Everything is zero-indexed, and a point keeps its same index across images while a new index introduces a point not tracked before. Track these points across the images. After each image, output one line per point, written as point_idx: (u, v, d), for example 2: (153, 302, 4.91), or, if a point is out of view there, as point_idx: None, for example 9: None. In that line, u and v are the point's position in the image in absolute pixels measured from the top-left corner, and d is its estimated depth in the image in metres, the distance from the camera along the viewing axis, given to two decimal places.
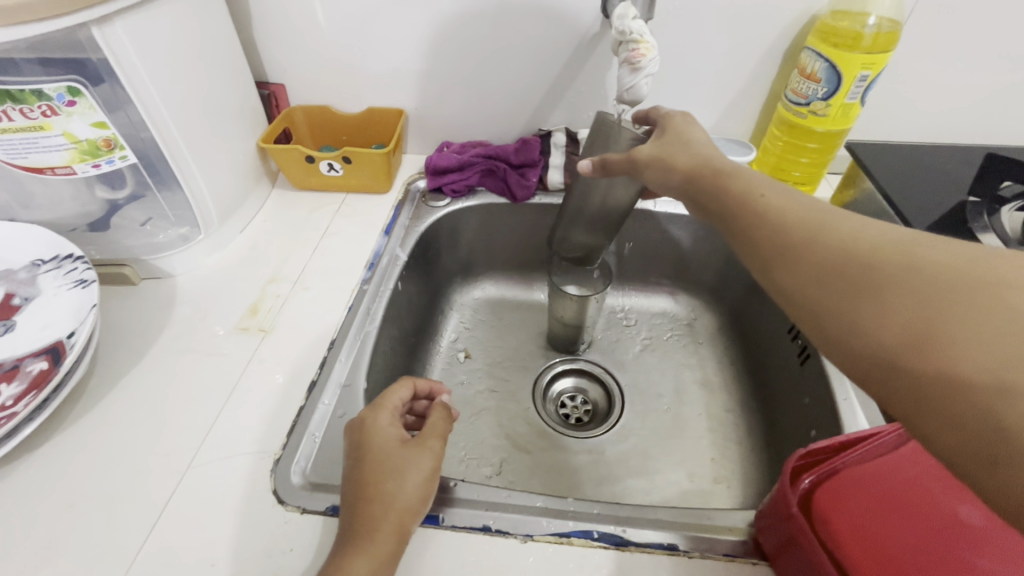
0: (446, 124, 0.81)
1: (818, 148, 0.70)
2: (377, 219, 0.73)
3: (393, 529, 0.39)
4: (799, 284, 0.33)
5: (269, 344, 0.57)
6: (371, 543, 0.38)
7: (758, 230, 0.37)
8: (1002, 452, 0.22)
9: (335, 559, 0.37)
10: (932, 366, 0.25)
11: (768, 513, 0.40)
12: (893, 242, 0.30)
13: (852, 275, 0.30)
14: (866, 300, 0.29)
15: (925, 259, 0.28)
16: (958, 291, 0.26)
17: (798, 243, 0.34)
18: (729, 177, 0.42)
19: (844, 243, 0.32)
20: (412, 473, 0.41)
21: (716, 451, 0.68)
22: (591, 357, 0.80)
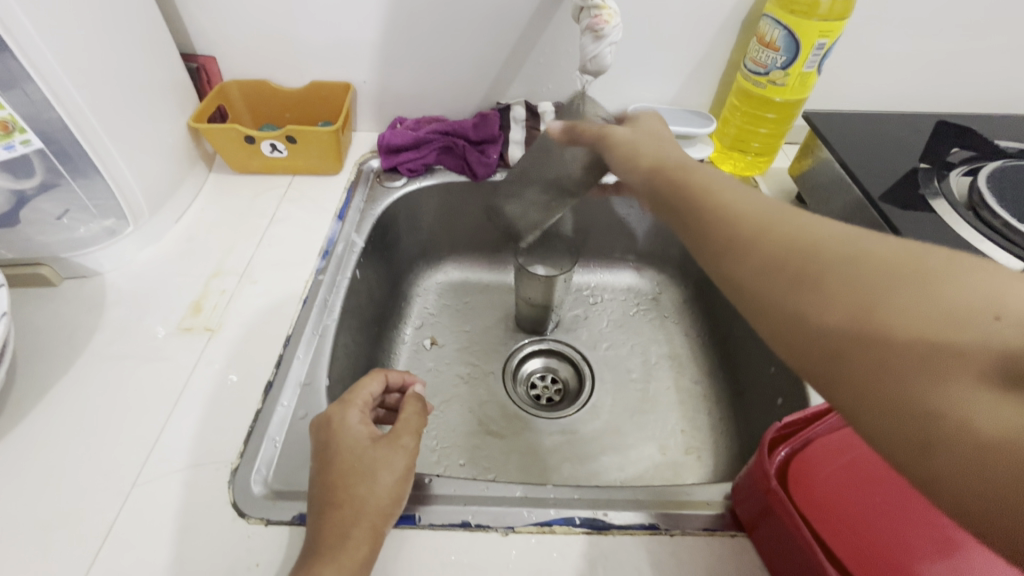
0: (398, 98, 0.76)
1: (776, 118, 0.70)
2: (328, 204, 0.69)
3: (362, 542, 0.36)
4: (744, 279, 0.32)
5: (217, 344, 0.52)
6: (340, 555, 0.35)
7: (704, 221, 0.36)
8: (933, 437, 0.22)
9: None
10: (871, 359, 0.25)
11: (746, 486, 0.41)
12: (832, 237, 0.30)
13: (794, 266, 0.30)
14: (805, 294, 0.29)
15: (862, 250, 0.28)
16: (892, 282, 0.26)
17: (738, 237, 0.34)
18: (681, 167, 0.41)
19: (782, 238, 0.32)
20: (384, 474, 0.39)
21: (686, 424, 0.69)
22: (558, 337, 0.79)
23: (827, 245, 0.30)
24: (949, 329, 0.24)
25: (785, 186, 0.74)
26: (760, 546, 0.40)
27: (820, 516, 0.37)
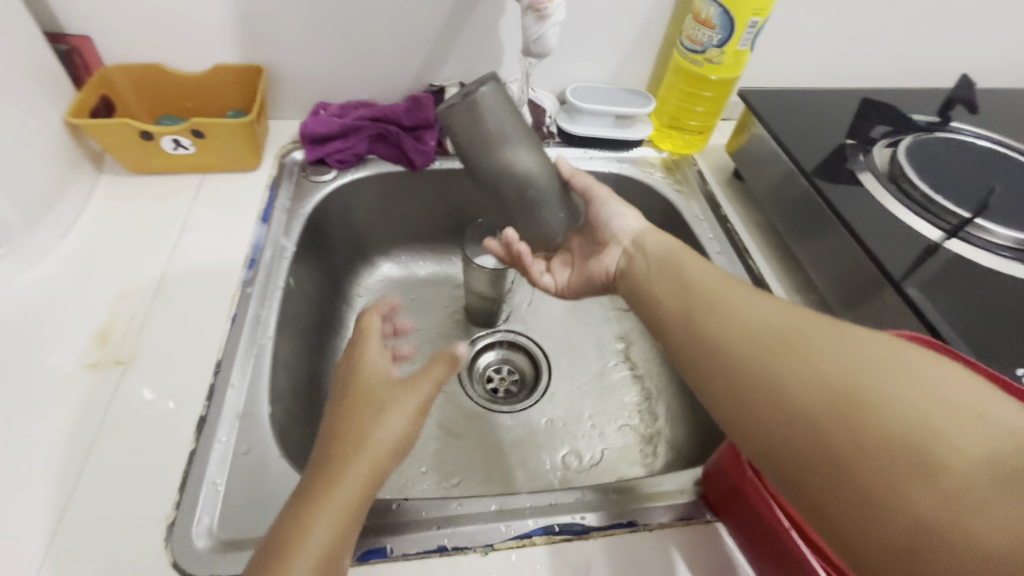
0: (318, 80, 0.69)
1: (711, 96, 0.71)
2: (249, 205, 0.61)
3: (361, 494, 0.34)
4: (730, 372, 0.36)
5: (133, 379, 0.46)
6: (335, 499, 0.34)
7: (693, 315, 0.40)
8: (918, 545, 0.26)
9: (289, 523, 0.33)
10: (848, 457, 0.29)
11: (714, 472, 0.42)
12: (807, 335, 0.33)
13: (775, 362, 0.33)
14: (784, 393, 0.32)
15: (830, 345, 0.32)
16: (858, 380, 0.30)
17: (723, 330, 0.37)
18: (671, 257, 0.46)
19: (761, 334, 0.35)
20: (395, 416, 0.37)
21: (642, 404, 0.70)
22: (512, 327, 0.77)
23: (802, 344, 0.33)
24: (920, 431, 0.27)
25: (722, 163, 0.76)
26: (733, 528, 0.41)
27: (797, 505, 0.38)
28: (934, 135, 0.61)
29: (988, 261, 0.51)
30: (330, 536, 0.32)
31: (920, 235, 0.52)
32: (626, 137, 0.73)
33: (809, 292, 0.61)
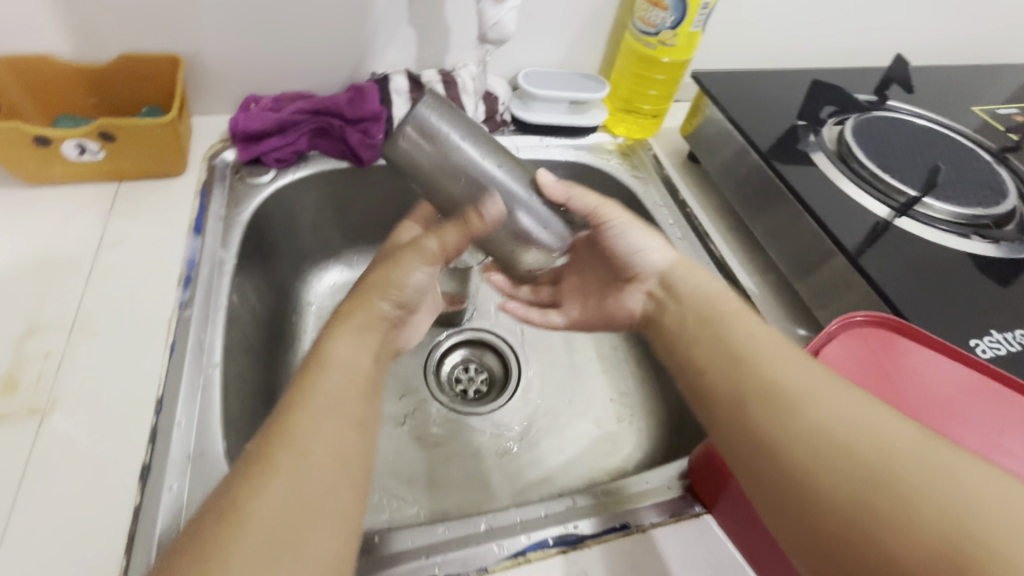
0: (245, 71, 0.62)
1: (664, 79, 0.70)
2: (177, 214, 0.55)
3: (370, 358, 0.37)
4: (812, 499, 0.32)
5: (54, 429, 0.40)
6: (307, 413, 0.32)
7: (760, 419, 0.35)
8: None
9: (304, 379, 0.34)
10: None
11: (700, 465, 0.42)
12: (894, 464, 0.31)
13: (867, 500, 0.30)
14: (878, 542, 0.29)
15: (932, 485, 0.29)
16: (970, 541, 0.27)
17: (799, 442, 0.33)
18: (720, 328, 0.41)
19: (841, 455, 0.32)
20: (416, 264, 0.40)
21: (614, 392, 0.69)
22: (477, 325, 0.75)
23: (888, 479, 0.30)
24: None
25: (677, 146, 0.76)
26: (723, 518, 0.41)
27: None
28: (874, 114, 0.63)
29: (937, 238, 0.53)
30: (349, 389, 0.34)
31: (869, 213, 0.54)
32: (582, 123, 0.71)
33: (770, 272, 0.62)
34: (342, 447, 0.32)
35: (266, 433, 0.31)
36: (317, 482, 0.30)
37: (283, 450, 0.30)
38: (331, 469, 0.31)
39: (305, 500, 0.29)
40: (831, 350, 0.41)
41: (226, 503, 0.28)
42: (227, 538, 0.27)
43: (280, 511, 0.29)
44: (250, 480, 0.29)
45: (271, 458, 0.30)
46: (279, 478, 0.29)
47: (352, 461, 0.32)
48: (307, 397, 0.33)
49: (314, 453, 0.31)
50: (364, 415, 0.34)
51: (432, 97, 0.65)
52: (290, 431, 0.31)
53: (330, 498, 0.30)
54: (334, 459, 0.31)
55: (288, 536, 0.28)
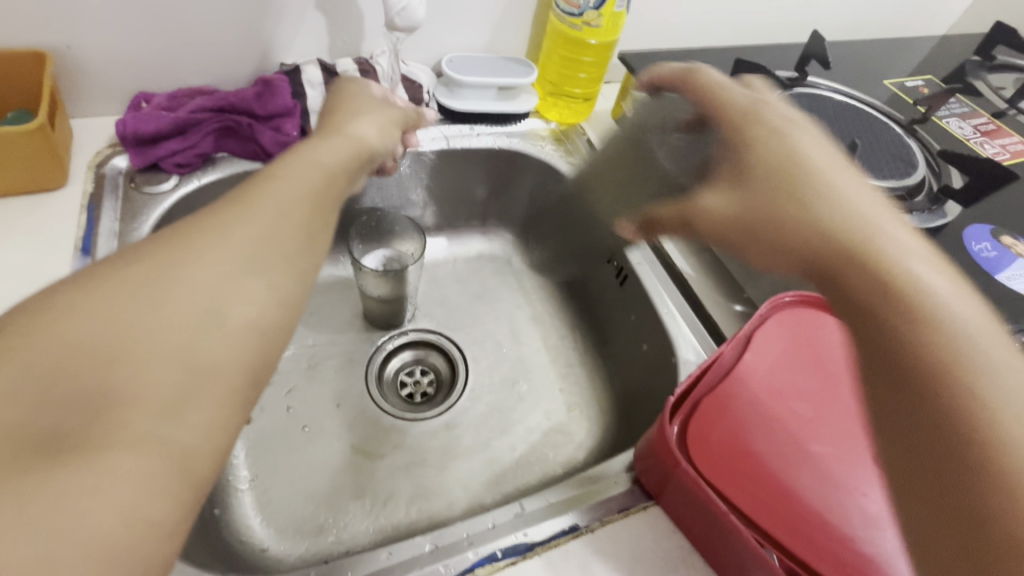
0: (132, 66, 0.55)
1: (593, 61, 0.68)
2: (61, 234, 0.49)
3: (302, 224, 0.29)
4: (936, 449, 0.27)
5: None
6: (255, 206, 0.28)
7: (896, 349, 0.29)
8: None
9: (198, 215, 0.27)
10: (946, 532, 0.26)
11: (644, 456, 0.42)
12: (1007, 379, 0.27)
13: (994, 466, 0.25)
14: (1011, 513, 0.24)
15: None
16: None
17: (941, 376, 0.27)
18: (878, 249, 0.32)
19: (964, 382, 0.27)
20: (367, 122, 0.43)
21: (562, 381, 0.69)
22: (419, 325, 0.72)
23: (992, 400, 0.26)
24: None
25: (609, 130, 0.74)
26: (671, 508, 0.41)
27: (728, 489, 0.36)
28: (795, 91, 0.64)
29: None
30: (251, 239, 0.27)
31: None
32: (511, 110, 0.68)
33: (706, 252, 0.63)
34: (225, 305, 0.25)
35: (127, 257, 0.25)
36: (184, 339, 0.23)
37: (143, 281, 0.24)
38: (203, 329, 0.24)
39: (154, 351, 0.23)
40: (761, 335, 0.42)
41: (47, 317, 0.22)
42: (36, 367, 0.21)
43: (120, 353, 0.22)
44: (85, 304, 0.23)
45: (121, 287, 0.24)
46: (126, 319, 0.23)
47: (244, 331, 0.25)
48: (193, 235, 0.26)
49: (184, 297, 0.24)
50: (275, 288, 0.26)
51: None
52: (157, 264, 0.25)
53: (201, 368, 0.23)
54: (210, 316, 0.24)
55: (124, 385, 0.22)
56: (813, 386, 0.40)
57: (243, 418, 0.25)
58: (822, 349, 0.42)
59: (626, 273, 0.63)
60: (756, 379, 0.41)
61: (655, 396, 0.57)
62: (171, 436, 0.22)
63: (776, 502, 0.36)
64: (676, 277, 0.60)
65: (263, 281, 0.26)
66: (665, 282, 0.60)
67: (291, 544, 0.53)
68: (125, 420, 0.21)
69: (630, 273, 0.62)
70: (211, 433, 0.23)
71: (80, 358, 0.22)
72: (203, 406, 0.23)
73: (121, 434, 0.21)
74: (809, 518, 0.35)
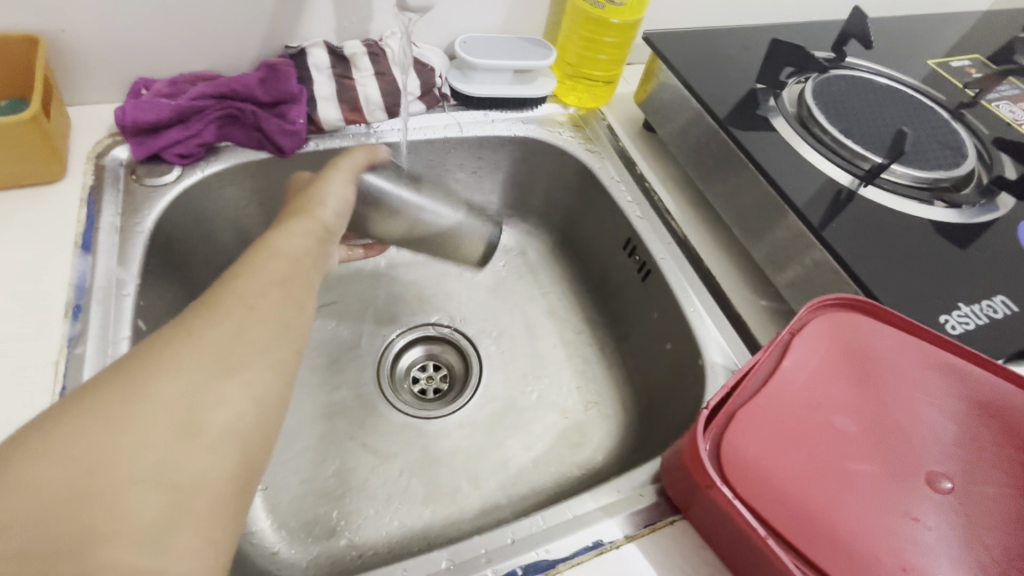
0: (129, 51, 0.52)
1: (615, 42, 0.64)
2: (61, 230, 0.47)
3: (266, 326, 0.32)
4: None
5: None
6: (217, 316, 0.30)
7: None
8: None
9: (165, 338, 0.29)
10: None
11: (671, 465, 0.40)
12: None
13: None
14: None
15: None
16: None
17: None
18: None
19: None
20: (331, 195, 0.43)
21: (579, 379, 0.66)
22: (431, 319, 0.69)
23: None
24: None
25: (631, 115, 0.70)
26: (697, 522, 0.39)
27: (774, 509, 0.33)
28: (833, 73, 0.60)
29: (904, 207, 0.51)
30: (218, 346, 0.29)
31: (836, 182, 0.52)
32: (528, 95, 0.65)
33: (733, 246, 0.60)
34: (193, 416, 0.27)
35: (95, 391, 0.26)
36: (158, 461, 0.25)
37: (113, 413, 0.25)
38: (177, 442, 0.26)
39: (131, 475, 0.24)
40: (803, 340, 0.39)
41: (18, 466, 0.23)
42: (18, 512, 0.22)
43: (101, 485, 0.24)
44: (55, 449, 0.24)
45: (94, 419, 0.25)
46: (99, 448, 0.24)
47: (217, 440, 0.27)
48: (163, 355, 0.28)
49: (156, 420, 0.26)
50: (246, 390, 0.29)
51: (358, 72, 0.57)
52: (126, 394, 0.26)
53: (178, 487, 0.25)
54: (181, 430, 0.26)
55: (112, 519, 0.23)
56: (847, 396, 0.37)
57: (235, 525, 0.26)
58: (871, 358, 0.39)
59: (647, 268, 0.60)
60: (793, 389, 0.37)
61: (678, 398, 0.55)
62: (159, 565, 0.23)
63: (827, 529, 0.32)
64: (702, 273, 0.57)
65: (233, 381, 0.28)
66: (691, 277, 0.57)
67: (303, 547, 0.52)
68: (112, 551, 0.23)
69: (652, 268, 0.59)
70: (203, 550, 0.25)
71: (56, 499, 0.23)
72: (186, 528, 0.24)
73: (113, 564, 0.22)
74: (866, 543, 0.32)
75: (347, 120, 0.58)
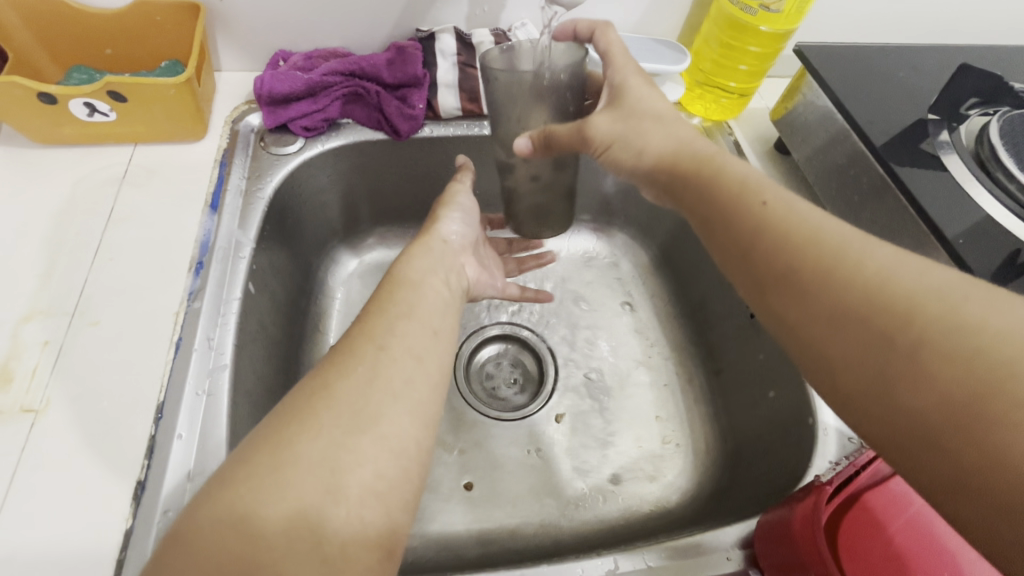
0: (274, 24, 0.55)
1: (759, 52, 0.59)
2: (195, 189, 0.50)
3: (404, 369, 0.32)
4: (795, 332, 0.30)
5: (49, 431, 0.37)
6: (351, 376, 0.31)
7: (751, 244, 0.32)
8: (977, 426, 0.23)
9: (310, 392, 0.30)
10: (932, 450, 0.25)
11: (767, 533, 0.36)
12: (872, 253, 0.29)
13: (846, 318, 0.28)
14: (831, 353, 0.28)
15: (896, 286, 0.27)
16: (856, 333, 0.27)
17: (803, 308, 0.29)
18: (742, 189, 0.34)
19: (873, 286, 0.28)
20: (452, 220, 0.48)
21: (660, 407, 0.62)
22: (514, 320, 0.67)
23: (831, 256, 0.29)
24: (978, 383, 0.24)
25: (762, 133, 0.63)
26: None
27: None
28: None
29: None
30: (343, 408, 0.30)
31: (1011, 235, 0.44)
32: None
33: None
34: (339, 480, 0.27)
35: (256, 455, 0.28)
36: (316, 526, 0.26)
37: (267, 482, 0.26)
38: (327, 509, 0.27)
39: (291, 548, 0.25)
40: None
41: (200, 534, 0.25)
42: None
43: (264, 558, 0.25)
44: (227, 521, 0.26)
45: (257, 494, 0.26)
46: (261, 525, 0.26)
47: (360, 501, 0.27)
48: (304, 419, 0.29)
49: (306, 485, 0.27)
50: (385, 446, 0.29)
51: (483, 62, 0.56)
52: (279, 463, 0.27)
53: (333, 554, 0.26)
54: (328, 496, 0.27)
55: None
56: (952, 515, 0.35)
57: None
58: None
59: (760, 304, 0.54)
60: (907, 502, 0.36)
61: (776, 454, 0.50)
62: None
63: None
64: None
65: (376, 435, 0.29)
66: None
67: None
68: None
69: None
70: None
71: (232, 571, 0.24)
72: None
73: None
74: None
75: (463, 109, 0.57)
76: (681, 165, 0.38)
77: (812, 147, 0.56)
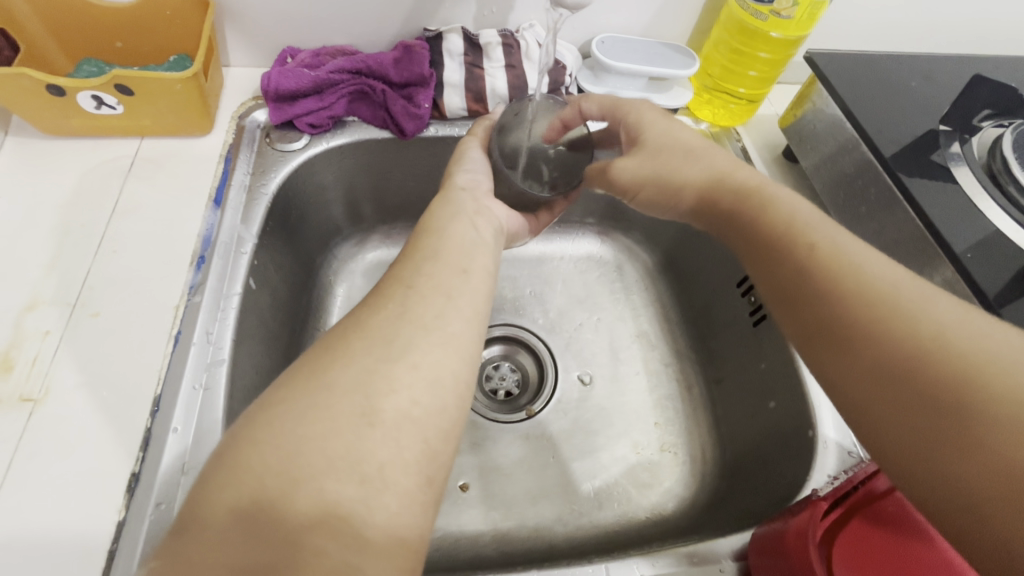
0: (282, 20, 0.55)
1: (769, 58, 0.58)
2: (199, 183, 0.50)
3: (434, 304, 0.33)
4: (841, 382, 0.30)
5: (47, 421, 0.37)
6: (389, 310, 0.32)
7: (798, 287, 0.32)
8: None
9: (343, 330, 0.31)
10: (974, 517, 0.24)
11: (762, 545, 0.36)
12: (929, 307, 0.29)
13: (897, 373, 0.28)
14: (876, 404, 0.28)
15: (953, 345, 0.27)
16: (904, 388, 0.27)
17: (851, 360, 0.29)
18: (792, 232, 0.34)
19: (927, 342, 0.27)
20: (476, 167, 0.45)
21: (659, 414, 0.61)
22: (514, 322, 0.67)
23: (884, 307, 0.29)
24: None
25: (770, 140, 0.63)
26: None
27: None
28: None
29: None
30: (381, 338, 0.30)
31: (1021, 250, 0.43)
32: (660, 104, 0.60)
33: None
34: (373, 405, 0.28)
35: (288, 388, 0.28)
36: (350, 445, 0.26)
37: (304, 405, 0.27)
38: (362, 431, 0.27)
39: (327, 465, 0.25)
40: None
41: (238, 454, 0.25)
42: (234, 503, 0.24)
43: (302, 473, 0.25)
44: (262, 442, 0.26)
45: (291, 415, 0.27)
46: (293, 448, 0.26)
47: (393, 425, 0.27)
48: (341, 350, 0.30)
49: (340, 407, 0.27)
50: (420, 375, 0.29)
51: (489, 63, 0.56)
52: (314, 388, 0.28)
53: (370, 476, 0.26)
54: (364, 418, 0.27)
55: (313, 497, 0.25)
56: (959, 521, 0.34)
57: (420, 520, 0.26)
58: None
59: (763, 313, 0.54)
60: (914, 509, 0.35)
61: (775, 465, 0.49)
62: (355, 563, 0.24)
63: None
64: None
65: (407, 364, 0.29)
66: None
67: None
68: (319, 536, 0.24)
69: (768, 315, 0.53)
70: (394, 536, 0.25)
71: (244, 506, 0.24)
72: (380, 516, 0.25)
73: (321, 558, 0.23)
74: None
75: (469, 109, 0.57)
76: (729, 204, 0.37)
77: (823, 151, 0.55)
